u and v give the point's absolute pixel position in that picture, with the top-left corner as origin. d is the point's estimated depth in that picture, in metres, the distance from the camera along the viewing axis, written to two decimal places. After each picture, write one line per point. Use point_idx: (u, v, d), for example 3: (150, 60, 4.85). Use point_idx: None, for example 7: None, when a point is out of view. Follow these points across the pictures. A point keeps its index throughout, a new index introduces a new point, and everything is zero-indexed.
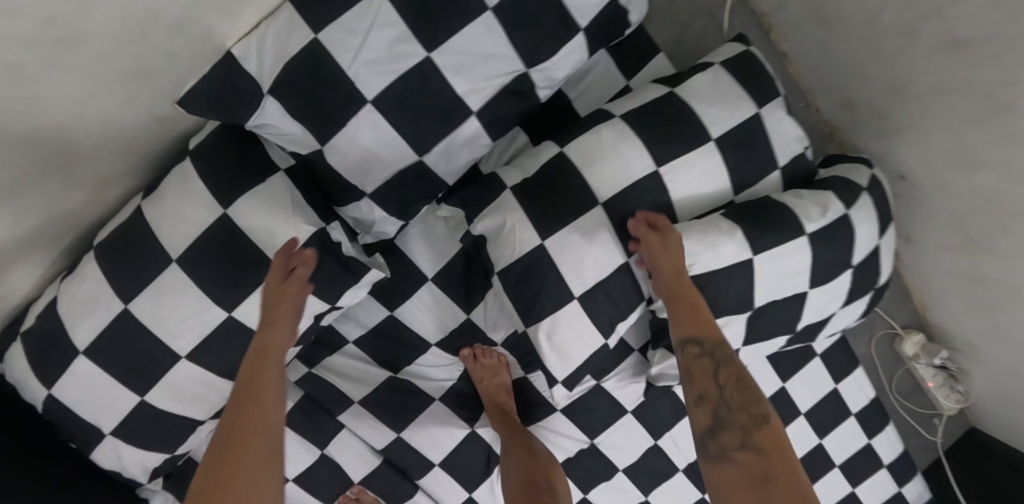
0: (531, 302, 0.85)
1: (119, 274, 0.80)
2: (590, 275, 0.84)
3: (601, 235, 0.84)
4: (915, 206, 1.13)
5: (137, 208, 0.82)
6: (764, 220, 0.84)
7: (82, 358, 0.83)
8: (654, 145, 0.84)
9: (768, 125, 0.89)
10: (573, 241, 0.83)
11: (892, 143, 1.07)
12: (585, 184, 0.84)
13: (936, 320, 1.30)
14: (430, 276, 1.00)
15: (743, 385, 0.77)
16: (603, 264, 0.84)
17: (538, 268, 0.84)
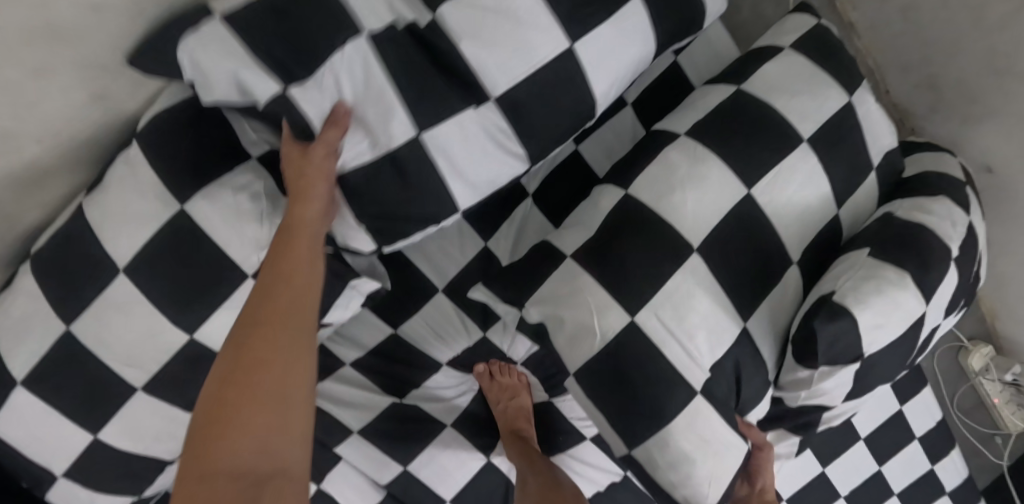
0: (635, 400, 0.66)
1: (62, 289, 0.67)
2: (707, 360, 0.67)
3: (707, 297, 0.67)
4: (1000, 204, 0.98)
5: (79, 207, 0.68)
6: (919, 265, 0.68)
7: (19, 390, 0.68)
8: (732, 152, 0.69)
9: (861, 116, 0.74)
10: (673, 300, 0.66)
11: (979, 129, 0.92)
12: (670, 219, 0.67)
13: (1008, 330, 1.15)
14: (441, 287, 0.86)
15: None
16: (715, 337, 0.67)
17: (642, 350, 0.65)
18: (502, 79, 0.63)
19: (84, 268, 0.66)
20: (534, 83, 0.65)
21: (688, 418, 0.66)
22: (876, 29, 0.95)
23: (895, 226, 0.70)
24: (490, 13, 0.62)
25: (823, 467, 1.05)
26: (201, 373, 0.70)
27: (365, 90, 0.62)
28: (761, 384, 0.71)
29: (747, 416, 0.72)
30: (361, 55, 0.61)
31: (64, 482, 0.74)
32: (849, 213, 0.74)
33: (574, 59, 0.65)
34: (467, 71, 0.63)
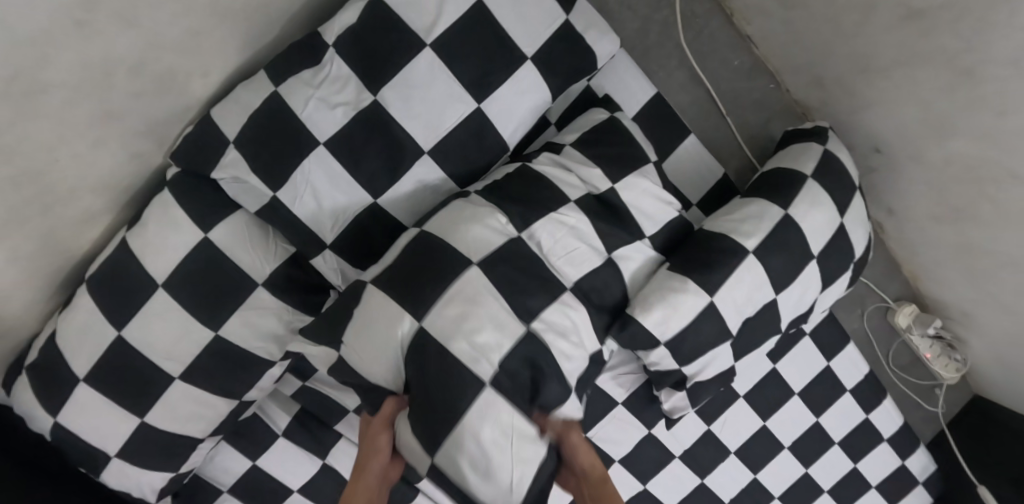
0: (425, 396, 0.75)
1: (112, 303, 0.85)
2: (492, 359, 0.75)
3: (485, 324, 0.76)
4: (891, 180, 1.14)
5: (121, 240, 0.87)
6: (706, 269, 0.89)
7: (83, 385, 0.87)
8: (517, 204, 0.83)
9: (635, 196, 0.90)
10: (461, 303, 0.76)
11: (862, 117, 1.08)
12: (449, 252, 0.78)
13: (928, 290, 1.28)
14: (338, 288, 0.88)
15: None
16: (501, 335, 0.76)
17: (431, 350, 0.75)
18: (431, 138, 0.83)
19: (130, 286, 0.85)
20: (455, 138, 0.84)
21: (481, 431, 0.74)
22: (769, 39, 1.12)
23: (702, 236, 0.93)
24: (412, 89, 0.81)
25: (764, 420, 1.20)
26: (224, 364, 0.88)
27: (330, 167, 0.82)
28: (563, 387, 0.79)
29: (554, 413, 0.79)
30: (319, 144, 0.81)
31: (119, 462, 0.92)
32: (624, 256, 0.89)
33: (484, 114, 0.84)
34: (401, 133, 0.82)
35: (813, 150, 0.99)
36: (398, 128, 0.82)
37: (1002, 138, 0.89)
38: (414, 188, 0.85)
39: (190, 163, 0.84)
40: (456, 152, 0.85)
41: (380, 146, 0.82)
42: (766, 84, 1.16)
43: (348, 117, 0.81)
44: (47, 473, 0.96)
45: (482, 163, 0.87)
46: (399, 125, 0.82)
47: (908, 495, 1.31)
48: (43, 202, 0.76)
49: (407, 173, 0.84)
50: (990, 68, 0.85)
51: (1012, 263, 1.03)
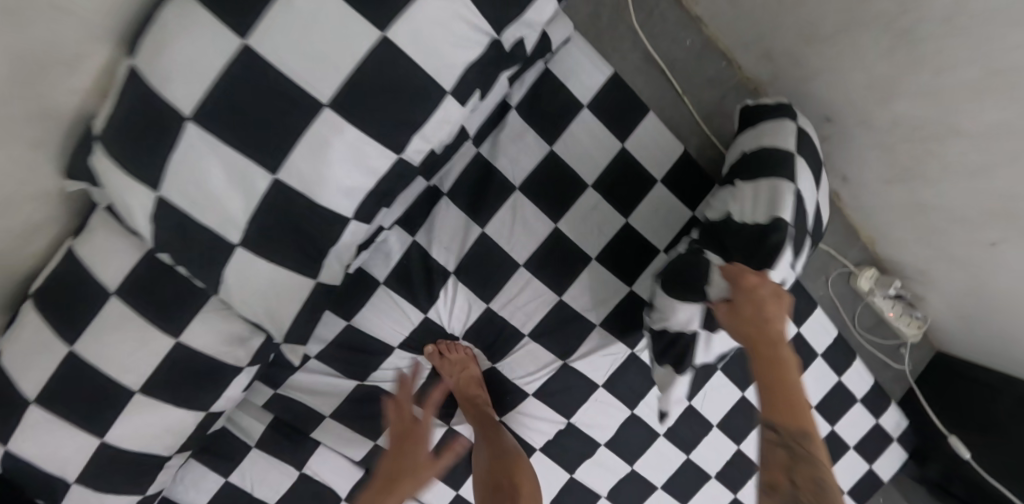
0: (271, 234, 0.73)
1: (60, 317, 0.80)
2: (332, 174, 0.71)
3: (212, 189, 0.70)
4: (843, 146, 1.16)
5: (68, 248, 0.81)
6: (754, 245, 0.87)
7: (33, 407, 0.81)
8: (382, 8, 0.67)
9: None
10: (312, 137, 0.69)
11: (811, 85, 1.10)
12: (203, 95, 0.66)
13: (888, 253, 1.30)
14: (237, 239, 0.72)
15: (822, 494, 0.72)
16: (353, 158, 0.72)
17: (256, 172, 0.69)
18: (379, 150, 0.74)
19: (82, 299, 0.80)
20: (358, 90, 0.69)
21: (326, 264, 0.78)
22: (719, 16, 1.12)
23: (739, 228, 0.90)
24: (286, 31, 0.65)
25: (741, 392, 1.19)
26: (188, 378, 0.84)
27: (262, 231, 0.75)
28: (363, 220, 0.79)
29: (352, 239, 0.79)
30: (187, 121, 0.67)
31: (80, 488, 0.87)
32: (411, 43, 0.69)
33: (396, 51, 0.68)
34: (292, 88, 0.67)
35: (784, 127, 0.95)
36: (286, 80, 0.67)
37: (944, 94, 0.93)
38: (326, 160, 0.70)
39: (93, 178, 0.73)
40: (367, 111, 0.70)
41: (267, 109, 0.68)
42: (719, 61, 1.17)
43: (217, 70, 0.66)
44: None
45: (409, 124, 0.73)
46: (285, 82, 0.67)
47: (885, 452, 1.35)
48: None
49: (305, 135, 0.69)
50: (925, 26, 0.88)
51: (962, 217, 1.06)
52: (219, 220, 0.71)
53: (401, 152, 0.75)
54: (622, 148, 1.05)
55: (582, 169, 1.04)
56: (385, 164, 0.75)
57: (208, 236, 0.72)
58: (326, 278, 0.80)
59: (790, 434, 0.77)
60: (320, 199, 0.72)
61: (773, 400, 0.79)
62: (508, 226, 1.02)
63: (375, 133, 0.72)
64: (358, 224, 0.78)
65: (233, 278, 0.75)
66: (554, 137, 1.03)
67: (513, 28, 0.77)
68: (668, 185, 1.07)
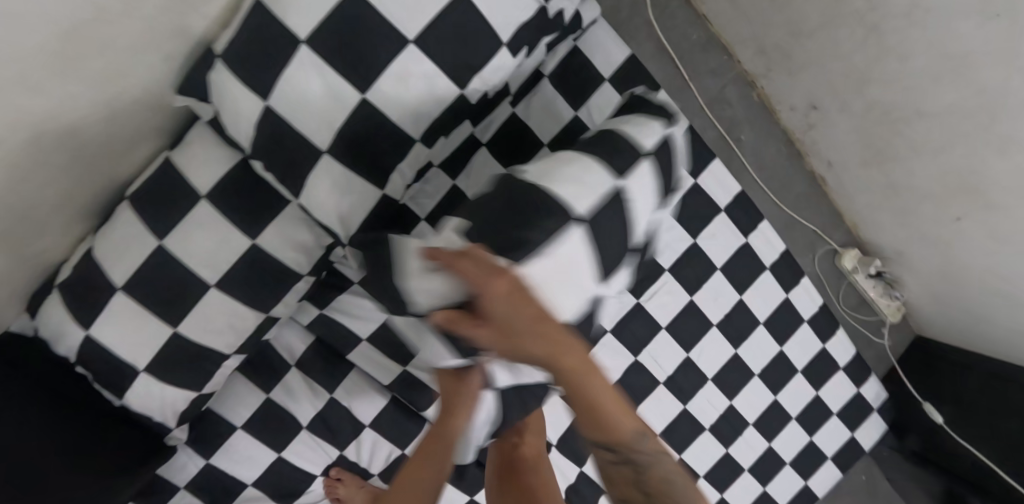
0: (353, 147, 0.87)
1: (150, 216, 0.92)
2: (407, 100, 0.86)
3: (308, 100, 0.83)
4: (829, 133, 1.31)
5: (163, 159, 0.93)
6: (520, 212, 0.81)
7: (120, 294, 0.93)
8: None
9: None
10: (396, 66, 0.83)
11: (799, 78, 1.26)
12: (314, 20, 0.81)
13: (868, 235, 1.45)
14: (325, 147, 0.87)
15: (667, 491, 0.80)
16: (426, 88, 0.86)
17: (346, 91, 0.83)
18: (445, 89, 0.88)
19: (171, 201, 0.92)
20: (437, 30, 0.83)
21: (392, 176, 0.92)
22: (722, 15, 1.29)
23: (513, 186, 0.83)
24: None
25: (734, 349, 1.33)
26: (255, 280, 0.96)
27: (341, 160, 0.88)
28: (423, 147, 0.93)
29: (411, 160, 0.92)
30: (301, 44, 0.81)
31: (146, 378, 0.97)
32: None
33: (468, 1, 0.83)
34: (383, 22, 0.81)
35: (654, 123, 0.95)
36: (378, 15, 0.81)
37: (909, 81, 1.08)
38: (406, 86, 0.85)
39: (206, 93, 0.87)
40: (441, 49, 0.84)
41: (362, 37, 0.82)
42: (721, 56, 1.34)
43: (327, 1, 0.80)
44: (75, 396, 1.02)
45: (471, 65, 0.87)
46: (378, 17, 0.81)
47: (865, 421, 1.47)
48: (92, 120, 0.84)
49: (391, 63, 0.83)
50: (893, 22, 1.03)
51: (929, 195, 1.21)
52: (311, 128, 0.85)
53: (463, 89, 0.88)
54: None
55: None
56: (449, 97, 0.88)
57: (299, 142, 0.86)
58: (391, 190, 0.94)
59: (627, 448, 0.80)
60: (394, 120, 0.87)
61: (581, 409, 0.78)
62: None
63: (446, 69, 0.86)
64: (422, 146, 0.92)
65: (312, 184, 0.89)
66: (579, 105, 1.17)
67: None
68: None
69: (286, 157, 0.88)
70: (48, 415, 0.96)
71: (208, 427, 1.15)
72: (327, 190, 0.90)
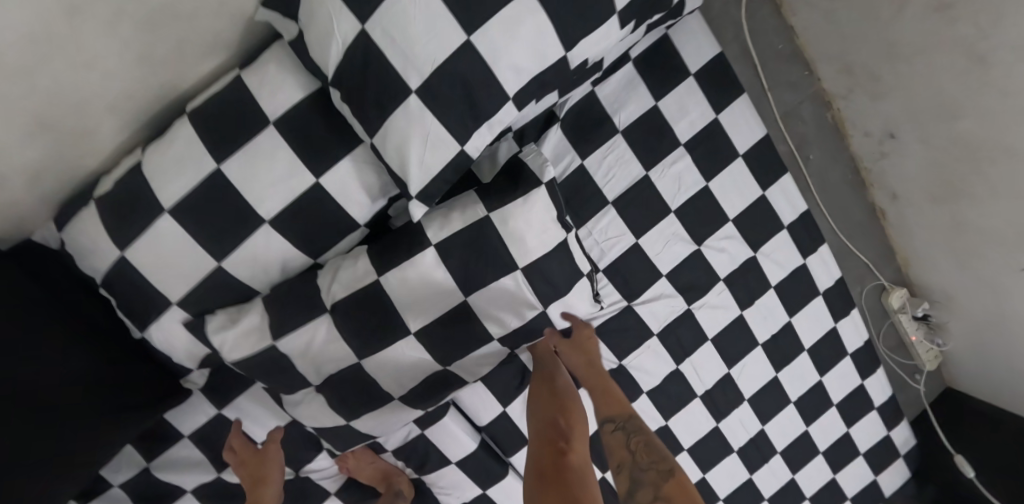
0: (442, 97, 0.78)
1: (212, 135, 0.85)
2: (512, 56, 0.78)
3: (409, 35, 0.76)
4: (902, 163, 1.27)
5: (234, 77, 0.87)
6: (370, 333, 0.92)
7: (165, 215, 0.86)
8: None
9: None
10: (507, 16, 0.77)
11: (881, 101, 1.22)
12: None
13: (918, 275, 1.41)
14: (413, 88, 0.77)
15: (648, 449, 0.98)
16: (537, 46, 0.79)
17: (449, 31, 0.76)
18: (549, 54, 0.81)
19: (239, 123, 0.85)
20: None
21: (475, 135, 0.82)
22: (811, 28, 1.25)
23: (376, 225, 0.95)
24: None
25: (775, 372, 1.28)
26: (313, 221, 0.90)
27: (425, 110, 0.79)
28: (515, 109, 0.84)
29: (500, 120, 0.83)
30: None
31: (177, 310, 0.93)
32: None
33: None
34: None
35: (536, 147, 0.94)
36: None
37: (1003, 117, 1.03)
38: (514, 39, 0.78)
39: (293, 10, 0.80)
40: (557, 5, 0.79)
41: None
42: (801, 70, 1.30)
43: None
44: (98, 326, 0.98)
45: (579, 28, 0.81)
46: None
47: (890, 466, 1.42)
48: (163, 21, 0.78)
49: (503, 12, 0.77)
50: (1000, 52, 0.98)
51: (998, 239, 1.16)
52: (406, 66, 0.77)
53: (569, 50, 0.82)
54: (716, 120, 1.13)
55: (680, 128, 1.11)
56: (553, 58, 0.81)
57: (387, 77, 0.77)
58: (470, 149, 0.83)
59: (625, 424, 1.01)
60: (494, 71, 0.79)
61: (600, 402, 1.04)
62: (606, 164, 1.08)
63: (557, 28, 0.80)
64: (513, 106, 0.83)
65: (388, 129, 0.80)
66: (662, 95, 1.10)
67: None
68: (748, 162, 1.16)
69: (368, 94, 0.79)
70: (70, 349, 0.92)
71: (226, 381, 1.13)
72: (403, 138, 0.80)
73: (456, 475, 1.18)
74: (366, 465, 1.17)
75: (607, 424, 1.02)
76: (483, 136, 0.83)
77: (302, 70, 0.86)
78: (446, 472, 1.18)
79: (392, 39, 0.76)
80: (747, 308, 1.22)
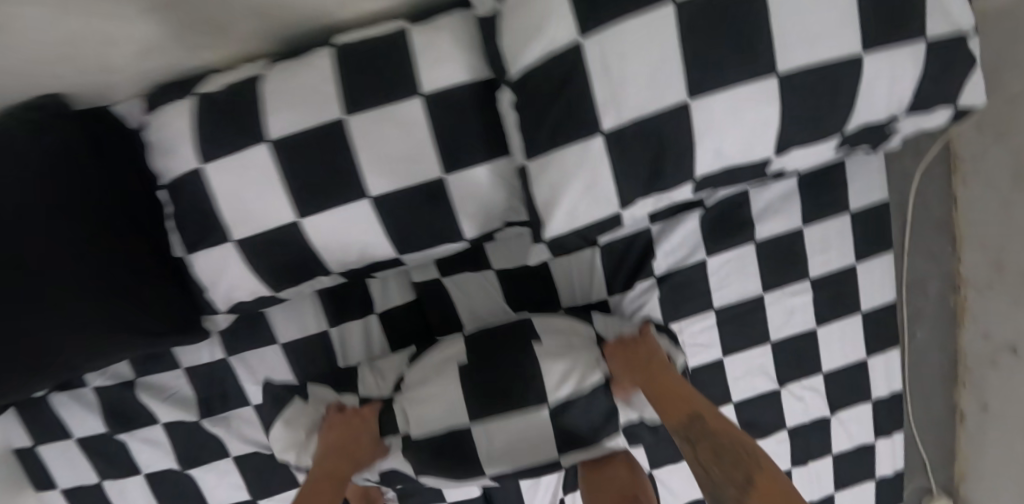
0: (629, 150, 0.61)
1: (350, 82, 0.73)
2: (717, 138, 0.62)
3: (626, 62, 0.59)
4: (1015, 382, 1.14)
5: (397, 29, 0.75)
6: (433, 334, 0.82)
7: (264, 145, 0.73)
8: (871, 16, 0.61)
9: (974, 76, 0.68)
10: (737, 92, 0.60)
11: (1021, 315, 1.09)
12: None
13: (970, 494, 1.29)
14: (606, 125, 0.60)
15: (728, 453, 0.78)
16: (750, 140, 0.63)
17: (666, 78, 0.59)
18: (756, 152, 0.64)
19: (387, 83, 0.72)
20: (796, 85, 0.61)
21: (639, 203, 0.66)
22: (976, 207, 1.12)
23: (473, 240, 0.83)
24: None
25: None
26: (413, 219, 0.76)
27: (607, 154, 0.61)
28: (689, 190, 0.67)
29: (671, 195, 0.67)
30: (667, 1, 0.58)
31: (231, 249, 0.79)
32: (871, 71, 0.62)
33: (856, 71, 0.62)
34: (759, 40, 0.59)
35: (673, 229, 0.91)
36: (752, 23, 0.59)
37: None
38: (728, 125, 0.61)
39: None
40: (793, 104, 0.62)
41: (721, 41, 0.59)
42: (944, 246, 1.19)
43: None
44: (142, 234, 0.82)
45: (801, 134, 0.64)
46: (762, 25, 0.59)
47: None
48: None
49: (737, 86, 0.60)
50: None
51: None
52: (606, 96, 0.59)
53: (777, 155, 0.66)
54: (853, 267, 1.01)
55: (814, 262, 1.00)
56: (756, 160, 0.65)
57: (574, 99, 0.60)
58: (626, 217, 0.66)
59: (692, 429, 0.80)
60: (694, 149, 0.62)
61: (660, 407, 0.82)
62: (726, 271, 0.97)
63: (780, 129, 0.63)
64: (690, 188, 0.67)
65: (551, 161, 0.62)
66: (812, 221, 0.98)
67: (915, 121, 0.72)
68: (864, 321, 1.05)
69: (547, 108, 0.61)
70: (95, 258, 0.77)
71: (239, 334, 1.01)
72: (564, 177, 0.62)
73: None
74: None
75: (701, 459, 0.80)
76: (644, 206, 0.67)
77: (473, 50, 0.73)
78: None
79: (606, 56, 0.59)
80: (799, 464, 1.11)
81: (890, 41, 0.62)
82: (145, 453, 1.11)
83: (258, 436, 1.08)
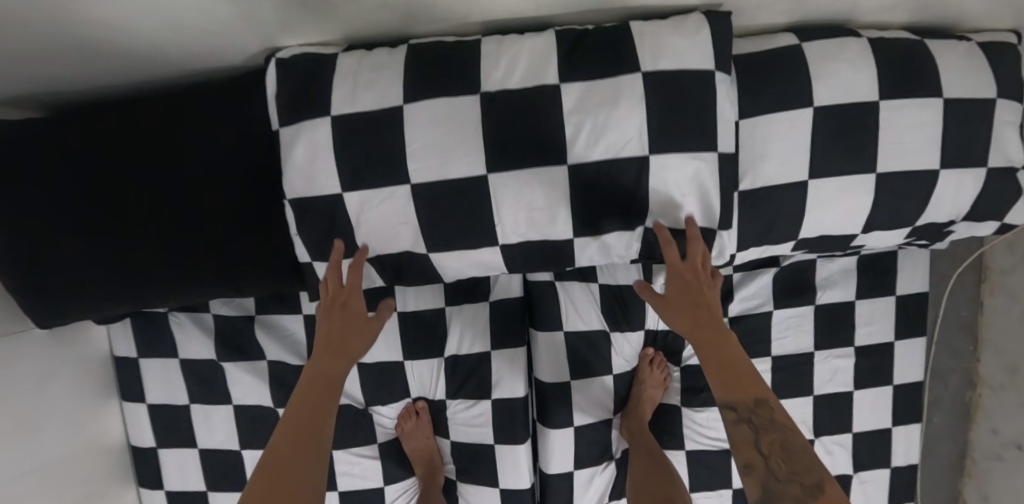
0: (755, 209, 0.83)
1: None
2: (819, 210, 0.82)
3: (767, 142, 0.81)
4: (1015, 475, 1.28)
5: None
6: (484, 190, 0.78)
7: None
8: (950, 143, 0.81)
9: (1020, 202, 0.87)
10: (841, 181, 0.81)
11: None
12: (814, 89, 0.79)
13: None
14: (743, 187, 0.82)
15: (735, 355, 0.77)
16: (843, 217, 0.83)
17: (792, 161, 0.81)
18: (845, 227, 0.84)
19: (519, 153, 0.79)
20: (885, 182, 0.81)
21: (751, 251, 0.87)
22: (998, 315, 1.30)
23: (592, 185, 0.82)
24: (889, 116, 0.80)
25: None
26: None
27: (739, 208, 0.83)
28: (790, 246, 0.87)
29: (774, 247, 0.87)
30: (809, 107, 0.80)
31: None
32: (943, 182, 0.82)
33: (931, 180, 0.82)
34: (865, 145, 0.80)
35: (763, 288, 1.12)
36: (861, 131, 0.80)
37: None
38: (829, 202, 0.82)
39: None
40: (880, 195, 0.82)
41: (837, 140, 0.80)
42: (966, 344, 1.36)
43: (846, 100, 0.79)
44: None
45: (880, 219, 0.84)
46: (871, 136, 0.80)
47: None
48: (561, 15, 0.83)
49: (842, 176, 0.81)
50: None
51: None
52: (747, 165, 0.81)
53: (862, 232, 0.85)
54: (891, 343, 1.19)
55: (859, 333, 1.18)
56: (844, 232, 0.85)
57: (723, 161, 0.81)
58: (740, 258, 0.87)
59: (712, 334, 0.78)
60: (802, 217, 0.83)
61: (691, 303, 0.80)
62: (788, 323, 1.16)
63: (867, 212, 0.83)
64: (791, 246, 0.87)
65: None
66: (864, 297, 1.17)
67: (970, 227, 0.90)
68: (894, 393, 1.21)
69: None
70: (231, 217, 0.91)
71: None
72: None
73: (490, 497, 1.20)
74: (418, 438, 1.20)
75: (727, 412, 0.75)
76: (752, 253, 0.88)
77: None
78: (487, 491, 1.20)
79: (753, 136, 0.80)
80: None
81: (960, 164, 0.82)
82: (239, 386, 1.18)
83: (357, 393, 1.20)
